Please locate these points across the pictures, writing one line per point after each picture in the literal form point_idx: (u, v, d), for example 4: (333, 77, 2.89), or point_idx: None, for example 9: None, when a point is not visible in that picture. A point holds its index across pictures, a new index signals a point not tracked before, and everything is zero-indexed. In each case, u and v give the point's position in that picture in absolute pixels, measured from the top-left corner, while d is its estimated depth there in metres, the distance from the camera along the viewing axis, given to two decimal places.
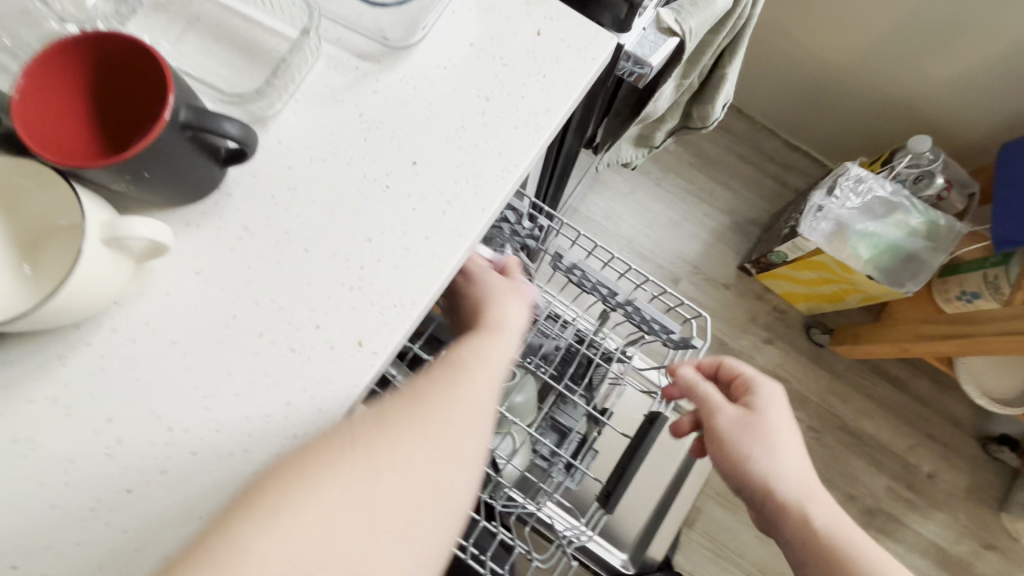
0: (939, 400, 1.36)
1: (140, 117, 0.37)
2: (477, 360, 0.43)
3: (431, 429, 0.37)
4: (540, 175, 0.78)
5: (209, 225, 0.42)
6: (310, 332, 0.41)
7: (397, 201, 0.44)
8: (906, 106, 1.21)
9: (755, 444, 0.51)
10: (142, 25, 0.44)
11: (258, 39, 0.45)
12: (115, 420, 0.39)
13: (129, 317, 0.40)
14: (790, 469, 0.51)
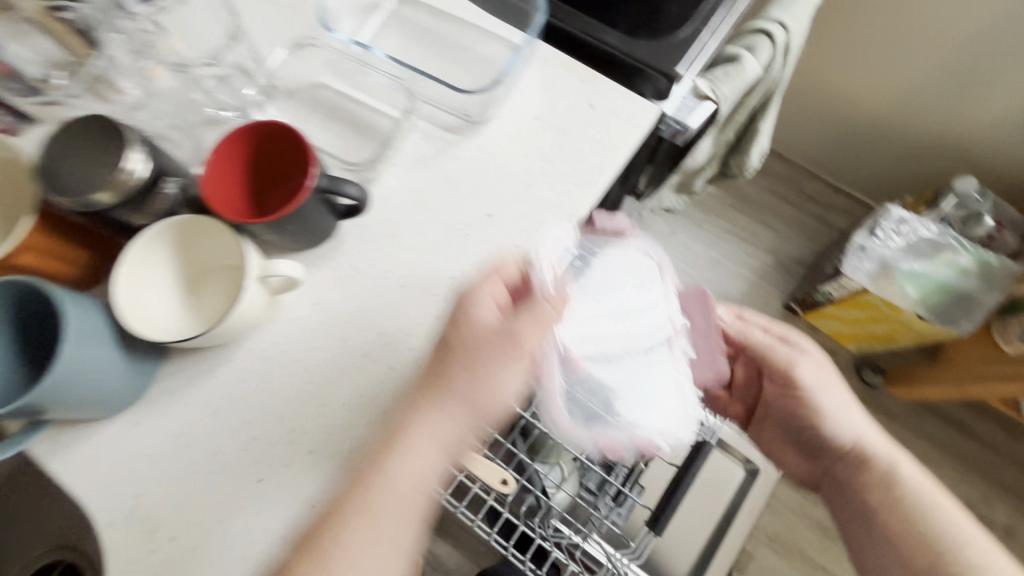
0: (1011, 448, 1.30)
1: (284, 185, 0.48)
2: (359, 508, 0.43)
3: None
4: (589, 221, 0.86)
5: (327, 265, 0.52)
6: (404, 354, 0.49)
7: (476, 247, 0.53)
8: (948, 148, 1.24)
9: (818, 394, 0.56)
10: (278, 107, 0.56)
11: (366, 116, 0.56)
12: (252, 423, 0.48)
13: (262, 338, 0.50)
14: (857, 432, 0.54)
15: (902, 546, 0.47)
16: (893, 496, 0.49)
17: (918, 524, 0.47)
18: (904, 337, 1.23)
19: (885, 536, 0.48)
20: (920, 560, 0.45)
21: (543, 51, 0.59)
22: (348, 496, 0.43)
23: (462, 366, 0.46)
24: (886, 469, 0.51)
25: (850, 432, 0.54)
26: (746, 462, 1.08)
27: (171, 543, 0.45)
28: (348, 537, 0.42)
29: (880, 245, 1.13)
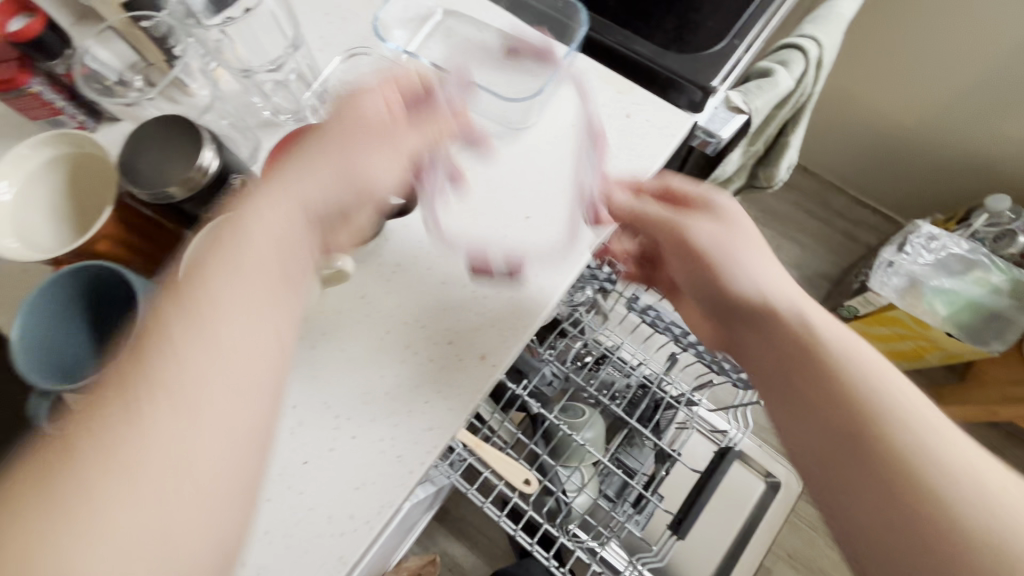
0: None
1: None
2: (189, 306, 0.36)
3: (173, 378, 0.33)
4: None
5: (373, 262, 0.54)
6: (445, 347, 0.52)
7: (514, 247, 0.55)
8: (980, 166, 1.23)
9: (738, 249, 0.48)
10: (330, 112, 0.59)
11: None
12: (299, 407, 0.50)
13: (310, 329, 0.52)
14: (782, 290, 0.46)
15: (828, 415, 0.39)
16: (818, 362, 0.41)
17: (859, 400, 0.38)
18: (932, 355, 1.21)
19: (812, 409, 0.40)
20: (857, 435, 0.37)
21: (582, 62, 0.61)
22: (184, 282, 0.37)
23: (317, 146, 0.43)
24: (809, 330, 0.43)
25: (771, 286, 0.46)
26: (767, 476, 1.08)
27: None
28: (188, 327, 0.35)
29: (909, 262, 1.12)
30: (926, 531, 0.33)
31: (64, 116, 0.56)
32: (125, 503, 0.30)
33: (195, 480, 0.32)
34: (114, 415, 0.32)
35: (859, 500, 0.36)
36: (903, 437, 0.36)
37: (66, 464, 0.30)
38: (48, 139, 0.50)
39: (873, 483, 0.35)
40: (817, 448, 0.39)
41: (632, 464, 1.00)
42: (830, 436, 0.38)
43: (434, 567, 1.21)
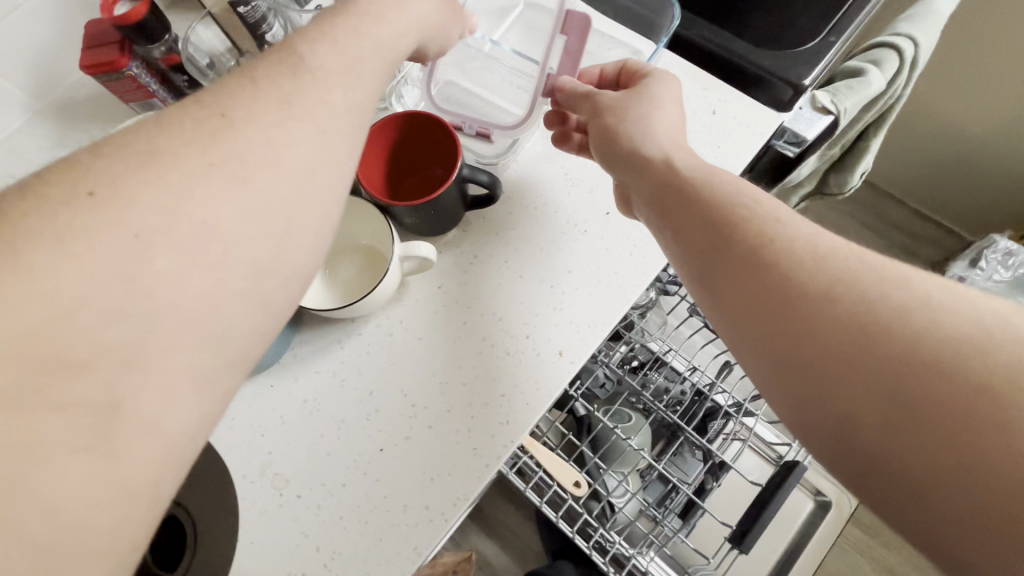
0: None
1: (423, 170, 0.53)
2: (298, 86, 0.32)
3: (227, 156, 0.28)
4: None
5: (452, 254, 0.54)
6: (522, 342, 0.51)
7: (593, 243, 0.54)
8: None
9: (639, 106, 0.46)
10: (415, 103, 0.60)
11: (491, 112, 0.58)
12: (376, 395, 0.50)
13: (389, 316, 0.53)
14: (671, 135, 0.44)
15: (704, 221, 0.36)
16: (700, 191, 0.37)
17: (738, 219, 0.34)
18: None
19: (697, 237, 0.36)
20: (745, 253, 0.33)
21: (668, 57, 0.60)
22: (256, 74, 0.31)
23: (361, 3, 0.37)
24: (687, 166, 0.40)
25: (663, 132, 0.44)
26: (817, 495, 1.10)
27: (297, 501, 0.48)
28: (262, 119, 0.30)
29: (981, 279, 1.08)
30: (823, 322, 0.29)
31: (156, 99, 0.58)
32: (169, 287, 0.26)
33: (236, 287, 0.28)
34: (149, 169, 0.27)
35: (724, 290, 0.33)
36: (783, 244, 0.32)
37: (105, 213, 0.25)
38: None
39: (763, 293, 0.31)
40: (689, 248, 0.36)
41: (680, 473, 0.96)
42: (701, 234, 0.35)
43: (468, 565, 1.21)
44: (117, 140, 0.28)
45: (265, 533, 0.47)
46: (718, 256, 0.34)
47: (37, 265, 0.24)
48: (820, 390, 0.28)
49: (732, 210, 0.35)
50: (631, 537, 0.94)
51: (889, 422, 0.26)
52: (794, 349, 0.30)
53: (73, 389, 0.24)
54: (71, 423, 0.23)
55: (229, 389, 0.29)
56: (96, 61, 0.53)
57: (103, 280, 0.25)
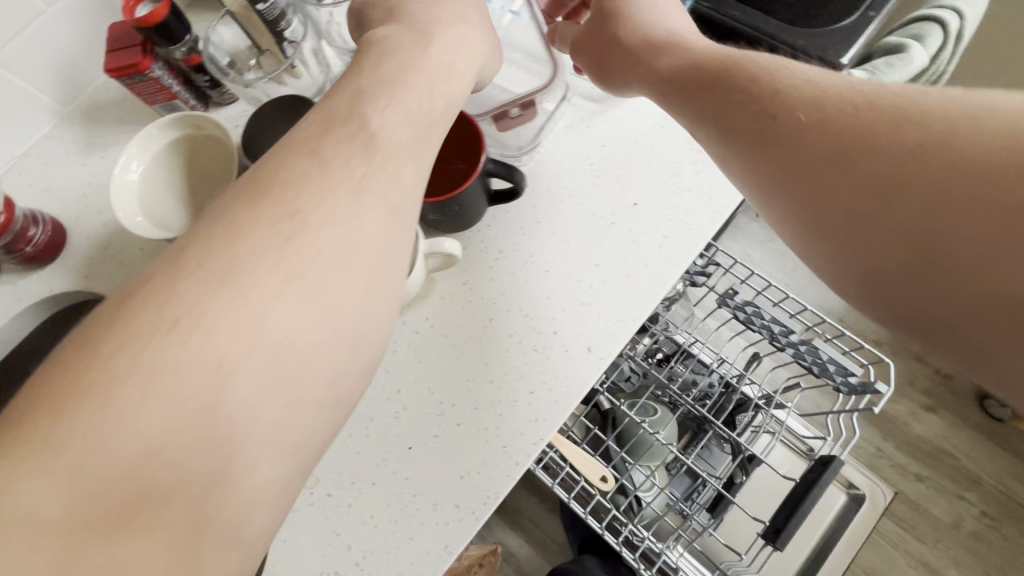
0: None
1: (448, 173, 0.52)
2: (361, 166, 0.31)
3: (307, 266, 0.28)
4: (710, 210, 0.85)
5: (474, 249, 0.54)
6: (550, 337, 0.50)
7: (620, 234, 0.53)
8: None
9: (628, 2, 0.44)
10: None
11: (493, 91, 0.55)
12: (403, 392, 0.50)
13: (414, 314, 0.52)
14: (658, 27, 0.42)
15: (719, 97, 0.33)
16: (699, 82, 0.35)
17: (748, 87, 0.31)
18: None
19: (706, 131, 0.34)
20: (762, 117, 0.30)
21: None
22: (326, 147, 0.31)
23: (416, 65, 0.36)
24: (670, 60, 0.38)
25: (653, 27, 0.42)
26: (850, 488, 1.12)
27: (326, 499, 0.48)
28: (333, 214, 0.29)
29: None
30: (844, 162, 0.26)
31: (179, 100, 0.58)
32: (263, 400, 0.26)
33: (317, 391, 0.28)
34: (229, 286, 0.26)
35: (745, 162, 0.31)
36: (795, 97, 0.29)
37: (190, 344, 0.25)
38: (170, 120, 0.52)
39: (782, 169, 0.29)
40: (707, 132, 0.34)
41: (707, 466, 0.95)
42: (714, 113, 0.33)
43: (494, 557, 1.21)
44: (195, 251, 0.27)
45: (297, 530, 0.47)
46: (735, 130, 0.31)
47: (132, 400, 0.24)
48: (868, 239, 0.26)
49: (743, 79, 0.32)
50: (659, 531, 0.93)
51: (962, 246, 0.23)
52: (837, 217, 0.27)
53: (165, 511, 0.24)
54: (163, 546, 0.24)
55: (304, 472, 0.29)
56: (120, 65, 0.53)
57: (194, 405, 0.25)
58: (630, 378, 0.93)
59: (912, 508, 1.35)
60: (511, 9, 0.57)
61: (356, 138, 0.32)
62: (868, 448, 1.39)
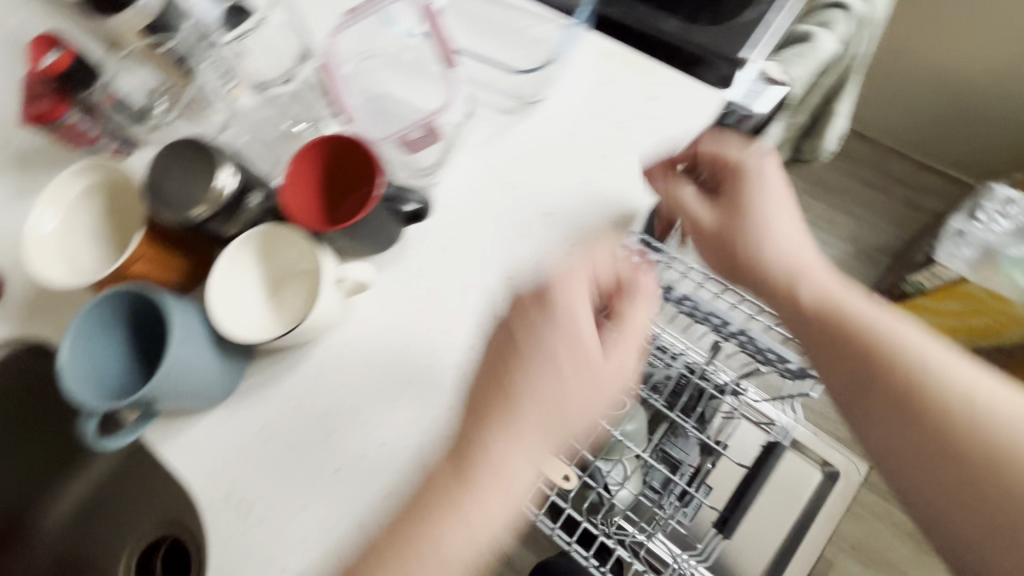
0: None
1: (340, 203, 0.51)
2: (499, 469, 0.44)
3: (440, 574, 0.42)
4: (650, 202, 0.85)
5: (392, 268, 0.55)
6: (469, 352, 0.52)
7: (533, 246, 0.54)
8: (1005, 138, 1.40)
9: (761, 221, 0.48)
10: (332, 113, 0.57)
11: (404, 111, 0.57)
12: (329, 415, 0.52)
13: (339, 338, 0.54)
14: (789, 255, 0.47)
15: (856, 366, 0.42)
16: (845, 340, 0.43)
17: (882, 363, 0.41)
18: (1013, 331, 1.24)
19: (838, 384, 0.43)
20: (888, 394, 0.40)
21: (592, 39, 0.58)
22: (471, 452, 0.44)
23: (542, 362, 0.45)
24: (811, 294, 0.45)
25: (785, 253, 0.47)
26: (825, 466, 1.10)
27: (259, 525, 0.49)
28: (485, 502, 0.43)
29: (981, 230, 1.11)
30: (926, 450, 0.38)
31: (102, 143, 0.57)
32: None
33: None
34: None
35: (867, 423, 0.41)
36: (915, 379, 0.40)
37: None
38: (82, 169, 0.53)
39: (904, 447, 0.39)
40: (836, 379, 0.43)
41: (675, 453, 0.96)
42: (844, 366, 0.43)
43: None
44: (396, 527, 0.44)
45: (234, 557, 0.49)
46: (857, 390, 0.42)
47: None
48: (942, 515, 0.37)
49: (867, 346, 0.42)
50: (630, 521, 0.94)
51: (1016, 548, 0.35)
52: (936, 499, 0.38)
53: None
54: None
55: None
56: (29, 114, 0.52)
57: None
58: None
59: None
60: (415, 32, 0.58)
61: (502, 431, 0.44)
62: None
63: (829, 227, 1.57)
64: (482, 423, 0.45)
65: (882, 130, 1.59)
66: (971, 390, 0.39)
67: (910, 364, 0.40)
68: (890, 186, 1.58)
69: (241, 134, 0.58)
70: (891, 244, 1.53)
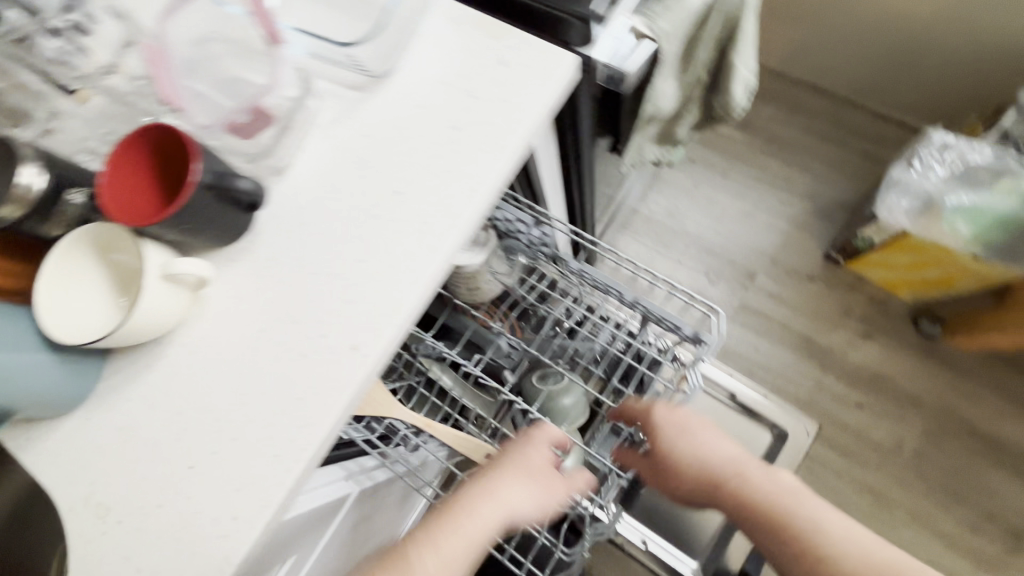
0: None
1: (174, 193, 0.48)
2: (441, 547, 0.54)
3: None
4: (556, 174, 0.84)
5: (243, 259, 0.53)
6: (317, 341, 0.50)
7: (382, 228, 0.51)
8: (958, 79, 1.36)
9: (691, 452, 0.67)
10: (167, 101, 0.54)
11: (244, 88, 0.54)
12: (185, 413, 0.50)
13: (192, 334, 0.52)
14: (718, 467, 0.66)
15: (780, 545, 0.59)
16: (772, 528, 0.60)
17: (791, 532, 0.59)
18: (964, 280, 1.23)
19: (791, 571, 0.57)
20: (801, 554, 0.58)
21: (445, 7, 0.56)
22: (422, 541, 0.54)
23: (500, 481, 0.60)
24: (743, 494, 0.63)
25: (716, 460, 0.66)
26: (775, 429, 1.17)
27: (117, 528, 0.49)
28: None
29: (920, 179, 1.08)
30: None
31: None
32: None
33: None
34: None
35: None
36: (805, 526, 0.59)
37: None
38: None
39: None
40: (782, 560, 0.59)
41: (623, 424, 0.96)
42: (782, 551, 0.59)
43: None
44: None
45: (93, 563, 0.48)
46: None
47: None
48: None
49: (782, 525, 0.60)
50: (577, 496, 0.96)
51: None
52: None
53: None
54: None
55: None
56: None
57: None
58: (510, 355, 0.95)
59: (853, 438, 1.35)
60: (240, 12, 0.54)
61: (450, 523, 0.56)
62: (808, 384, 1.40)
63: (785, 186, 1.54)
64: (446, 513, 0.57)
65: (837, 81, 1.55)
66: (843, 534, 0.58)
67: (801, 523, 0.59)
68: (847, 140, 1.54)
69: (79, 127, 0.55)
70: (849, 199, 1.50)
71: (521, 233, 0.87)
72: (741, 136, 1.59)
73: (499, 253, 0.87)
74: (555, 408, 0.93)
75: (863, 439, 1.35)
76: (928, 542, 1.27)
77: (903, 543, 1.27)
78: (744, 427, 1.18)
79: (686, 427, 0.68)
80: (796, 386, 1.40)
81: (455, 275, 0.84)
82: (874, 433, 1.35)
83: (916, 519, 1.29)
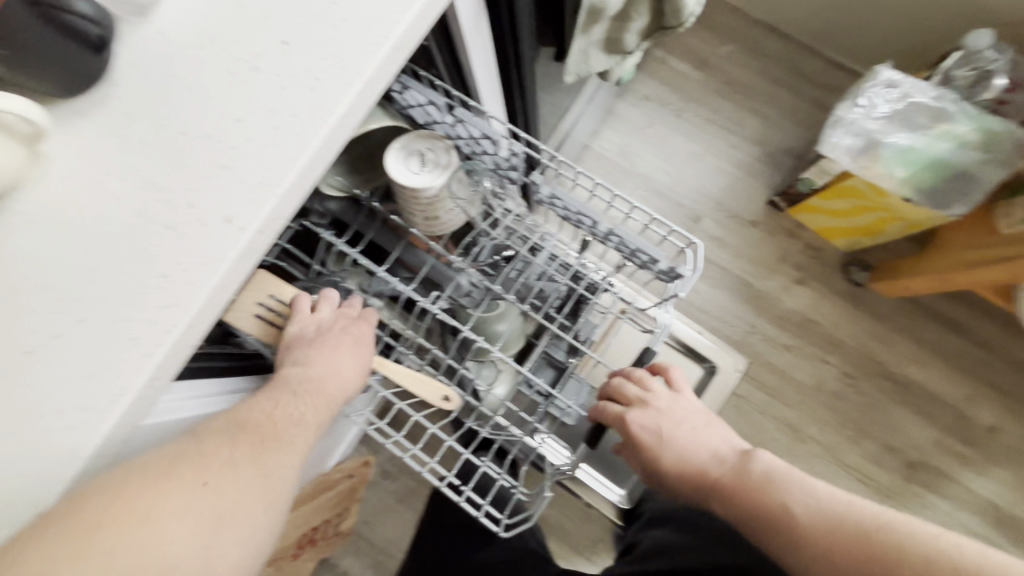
0: (967, 324, 1.42)
1: None
2: (288, 405, 0.54)
3: (281, 451, 0.50)
4: (492, 70, 0.76)
5: (97, 113, 0.44)
6: (185, 212, 0.43)
7: (266, 82, 0.44)
8: (906, 27, 1.35)
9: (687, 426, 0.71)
10: None
11: None
12: (17, 290, 0.42)
13: (30, 200, 0.43)
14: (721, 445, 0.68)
15: (808, 522, 0.55)
16: (792, 499, 0.57)
17: (820, 501, 0.56)
18: (894, 225, 1.26)
19: (823, 547, 0.53)
20: (836, 522, 0.53)
21: None
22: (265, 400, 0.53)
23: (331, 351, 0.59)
24: (757, 467, 0.62)
25: (715, 449, 0.68)
26: (704, 363, 1.19)
27: None
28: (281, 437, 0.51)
29: (863, 117, 1.08)
30: (878, 558, 0.49)
31: None
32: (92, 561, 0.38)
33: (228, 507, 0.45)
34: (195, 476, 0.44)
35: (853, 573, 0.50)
36: (834, 498, 0.56)
37: (161, 477, 0.43)
38: None
39: (859, 561, 0.50)
40: (814, 536, 0.54)
41: (559, 356, 0.93)
42: (815, 525, 0.54)
43: (367, 469, 1.23)
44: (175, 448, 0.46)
45: None
46: (854, 552, 0.51)
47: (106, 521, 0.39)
48: None
49: (803, 497, 0.57)
50: (521, 425, 0.96)
51: None
52: None
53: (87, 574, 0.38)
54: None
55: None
56: None
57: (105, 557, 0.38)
58: (471, 294, 0.83)
59: (779, 377, 1.41)
60: None
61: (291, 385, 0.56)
62: (741, 326, 1.43)
63: (736, 128, 1.52)
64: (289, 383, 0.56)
65: (797, 23, 1.52)
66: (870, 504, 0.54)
67: (824, 494, 0.56)
68: (799, 85, 1.52)
69: None
70: (796, 146, 1.50)
71: (486, 153, 0.73)
72: (697, 75, 1.55)
73: (460, 176, 0.73)
74: (493, 336, 0.87)
75: (789, 380, 1.41)
76: (836, 473, 1.36)
77: (816, 475, 1.36)
78: (676, 361, 1.19)
79: (660, 432, 0.71)
80: (731, 327, 1.43)
81: (407, 198, 0.71)
82: (799, 375, 1.40)
83: (828, 453, 1.37)
